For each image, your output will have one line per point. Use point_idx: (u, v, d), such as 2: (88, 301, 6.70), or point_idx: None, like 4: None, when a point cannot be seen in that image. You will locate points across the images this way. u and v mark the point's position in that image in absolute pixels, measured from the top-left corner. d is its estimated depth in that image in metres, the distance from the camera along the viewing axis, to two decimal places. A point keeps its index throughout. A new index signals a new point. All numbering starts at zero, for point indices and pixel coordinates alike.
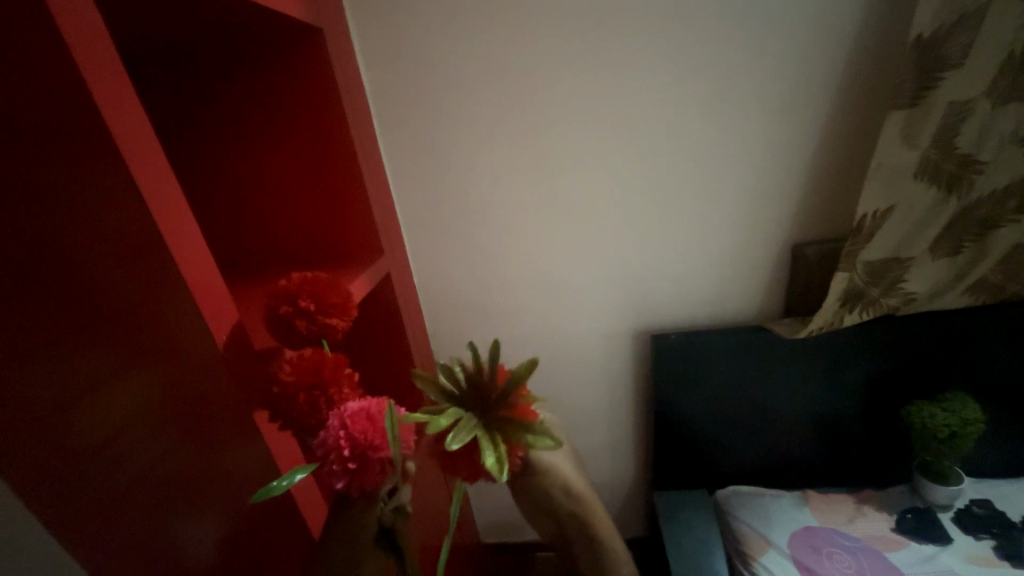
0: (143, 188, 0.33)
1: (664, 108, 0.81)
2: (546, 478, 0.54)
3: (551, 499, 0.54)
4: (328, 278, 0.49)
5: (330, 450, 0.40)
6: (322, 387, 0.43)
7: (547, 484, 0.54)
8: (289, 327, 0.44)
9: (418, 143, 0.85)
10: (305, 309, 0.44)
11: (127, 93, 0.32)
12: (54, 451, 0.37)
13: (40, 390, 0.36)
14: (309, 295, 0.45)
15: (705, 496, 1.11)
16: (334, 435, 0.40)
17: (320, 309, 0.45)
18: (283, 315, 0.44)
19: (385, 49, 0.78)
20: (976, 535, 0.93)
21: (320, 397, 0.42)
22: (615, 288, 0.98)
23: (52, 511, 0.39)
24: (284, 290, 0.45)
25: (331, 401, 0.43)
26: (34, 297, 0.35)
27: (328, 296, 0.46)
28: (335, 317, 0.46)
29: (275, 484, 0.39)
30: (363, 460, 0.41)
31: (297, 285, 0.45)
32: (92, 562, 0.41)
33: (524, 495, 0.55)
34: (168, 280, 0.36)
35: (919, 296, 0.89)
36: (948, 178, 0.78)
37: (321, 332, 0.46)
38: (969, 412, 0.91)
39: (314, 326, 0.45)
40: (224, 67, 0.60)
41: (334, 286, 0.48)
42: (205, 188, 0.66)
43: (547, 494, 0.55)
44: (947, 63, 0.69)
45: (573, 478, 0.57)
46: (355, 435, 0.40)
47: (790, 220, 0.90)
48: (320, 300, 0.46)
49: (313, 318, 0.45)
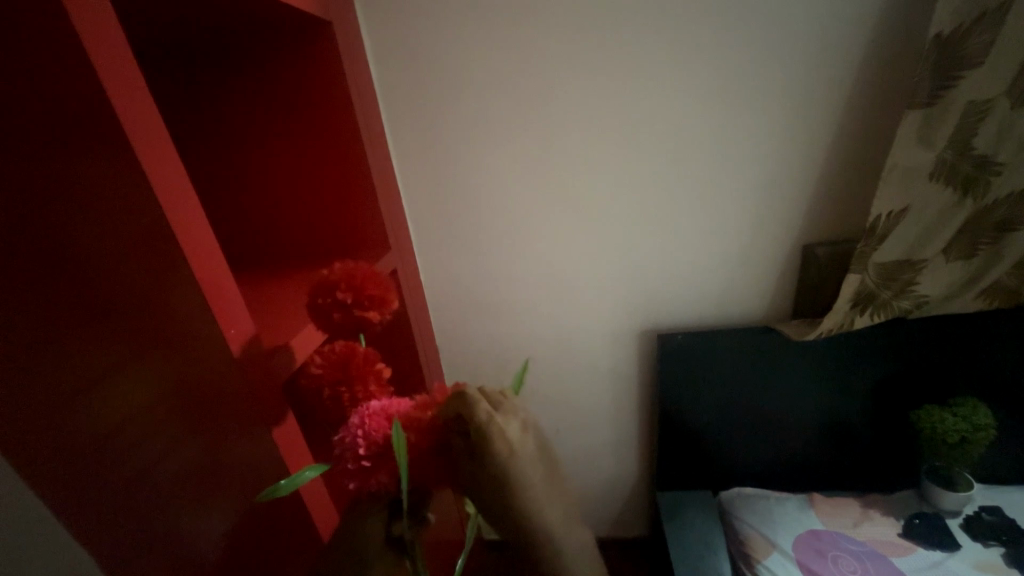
0: (160, 198, 0.34)
1: (676, 107, 0.81)
2: (505, 506, 0.43)
3: (519, 530, 0.43)
4: (366, 270, 0.52)
5: (347, 448, 0.42)
6: (347, 384, 0.46)
7: (509, 515, 0.43)
8: (326, 317, 0.48)
9: (427, 138, 0.84)
10: (342, 301, 0.48)
11: (139, 86, 0.32)
12: (63, 439, 0.36)
13: (46, 380, 0.35)
14: (348, 287, 0.49)
15: (709, 497, 1.11)
16: (352, 434, 0.42)
17: (356, 301, 0.49)
18: (320, 305, 0.48)
19: (393, 44, 0.78)
20: (985, 542, 0.92)
21: (344, 394, 0.45)
22: (620, 286, 0.97)
23: (66, 504, 0.38)
24: (325, 281, 0.49)
25: (355, 398, 0.46)
26: (41, 287, 0.34)
27: (366, 289, 0.49)
28: (372, 308, 0.50)
29: (280, 486, 0.40)
30: (377, 462, 0.42)
31: (338, 277, 0.49)
32: (104, 561, 0.40)
33: (490, 522, 0.45)
34: (180, 274, 0.37)
35: (931, 299, 0.88)
36: (963, 179, 0.76)
37: (357, 321, 0.49)
38: (979, 418, 0.91)
39: (351, 316, 0.48)
40: (234, 61, 0.59)
41: (371, 279, 0.51)
42: (215, 183, 0.67)
43: (515, 524, 0.43)
44: (964, 63, 0.68)
45: (538, 500, 0.44)
46: (371, 432, 0.42)
47: (800, 220, 0.89)
48: (357, 293, 0.49)
49: (349, 310, 0.48)
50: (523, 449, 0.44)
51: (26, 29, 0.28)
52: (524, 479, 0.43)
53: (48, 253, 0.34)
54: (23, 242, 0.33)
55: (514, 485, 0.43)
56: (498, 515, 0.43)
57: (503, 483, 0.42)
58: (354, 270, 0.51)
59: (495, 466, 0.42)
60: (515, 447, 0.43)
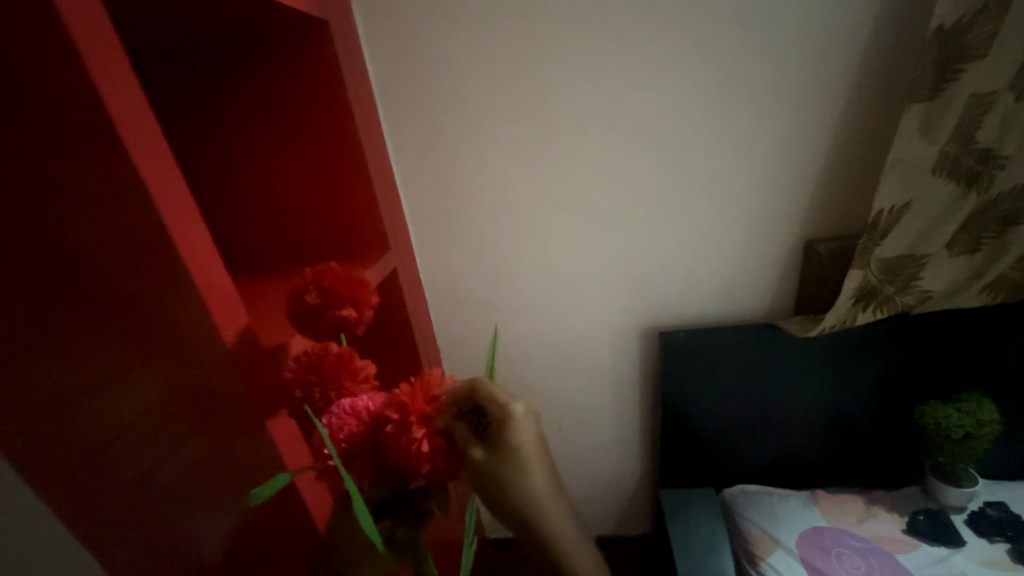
0: (160, 207, 0.35)
1: (675, 105, 0.80)
2: (515, 499, 0.43)
3: (527, 524, 0.44)
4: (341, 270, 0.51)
5: None
6: (321, 384, 0.46)
7: (519, 508, 0.43)
8: (301, 320, 0.49)
9: (425, 137, 0.84)
10: (313, 304, 0.48)
11: (136, 94, 0.33)
12: (61, 445, 0.35)
13: (45, 384, 0.34)
14: (318, 288, 0.49)
15: (712, 495, 1.10)
16: None
17: (328, 301, 0.49)
18: (296, 309, 0.49)
19: (390, 43, 0.77)
20: (990, 538, 0.92)
21: (317, 394, 0.45)
22: (622, 284, 0.97)
23: (62, 513, 0.36)
24: (297, 285, 0.49)
25: (328, 397, 0.46)
26: (39, 290, 0.33)
27: (338, 288, 0.49)
28: (346, 308, 0.49)
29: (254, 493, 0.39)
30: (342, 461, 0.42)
31: (310, 278, 0.49)
32: None
33: (497, 517, 0.45)
34: (178, 278, 0.37)
35: (934, 294, 0.87)
36: (966, 173, 0.75)
37: (333, 322, 0.49)
38: (984, 414, 0.90)
39: (325, 317, 0.49)
40: (230, 63, 0.59)
41: (344, 278, 0.50)
42: (213, 185, 0.67)
43: (524, 519, 0.44)
44: (967, 55, 0.67)
45: (547, 495, 0.44)
46: (337, 432, 0.42)
47: (802, 216, 0.89)
48: (328, 293, 0.49)
49: (322, 311, 0.48)
50: (535, 442, 0.45)
51: (20, 34, 0.28)
52: (534, 471, 0.44)
53: (45, 258, 0.33)
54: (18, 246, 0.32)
55: (525, 477, 0.44)
56: (507, 509, 0.44)
57: (516, 473, 0.43)
58: (326, 269, 0.50)
59: (512, 454, 0.43)
60: (528, 438, 0.45)
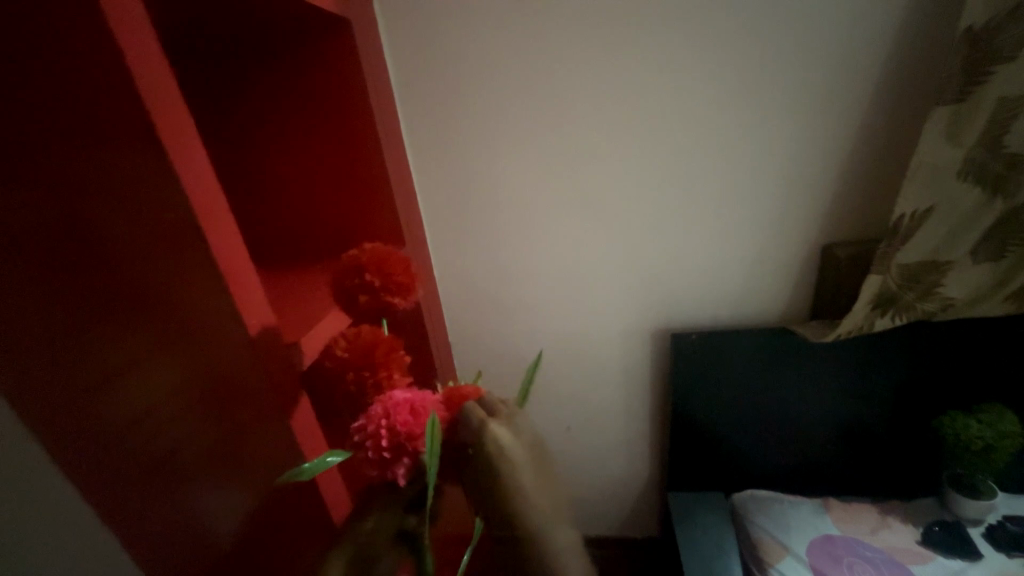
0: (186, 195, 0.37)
1: (694, 105, 0.80)
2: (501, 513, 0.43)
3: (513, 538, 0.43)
4: (394, 254, 0.51)
5: (369, 436, 0.41)
6: (371, 369, 0.46)
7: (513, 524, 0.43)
8: (351, 299, 0.48)
9: (440, 136, 0.85)
10: (369, 284, 0.48)
11: (167, 86, 0.34)
12: (87, 427, 0.36)
13: (78, 368, 0.35)
14: (376, 271, 0.49)
15: (721, 499, 1.09)
16: (375, 423, 0.41)
17: (383, 286, 0.49)
18: (348, 287, 0.48)
19: (411, 43, 0.79)
20: (1008, 552, 0.89)
21: (368, 379, 0.46)
22: (634, 284, 0.96)
23: (95, 489, 0.37)
24: (353, 263, 0.49)
25: (379, 384, 0.46)
26: (74, 276, 0.34)
27: (394, 274, 0.49)
28: (397, 295, 0.49)
29: (304, 468, 0.41)
30: (397, 453, 0.41)
31: (366, 260, 0.49)
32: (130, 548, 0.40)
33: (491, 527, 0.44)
34: (201, 266, 0.39)
35: (956, 302, 0.84)
36: (992, 179, 0.73)
37: (382, 306, 0.49)
38: (1006, 425, 0.89)
39: (376, 300, 0.49)
40: (256, 60, 0.61)
41: (398, 263, 0.50)
42: (237, 179, 0.68)
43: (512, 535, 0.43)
44: (998, 57, 0.65)
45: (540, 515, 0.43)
46: (397, 424, 0.41)
47: (822, 218, 0.87)
48: (385, 277, 0.49)
49: (376, 294, 0.48)
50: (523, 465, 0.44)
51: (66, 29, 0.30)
52: (525, 486, 0.43)
53: (51, 255, 0.33)
54: (16, 242, 0.32)
55: (514, 491, 0.43)
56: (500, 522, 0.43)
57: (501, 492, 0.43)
58: (383, 253, 0.50)
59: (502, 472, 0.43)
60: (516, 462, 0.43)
